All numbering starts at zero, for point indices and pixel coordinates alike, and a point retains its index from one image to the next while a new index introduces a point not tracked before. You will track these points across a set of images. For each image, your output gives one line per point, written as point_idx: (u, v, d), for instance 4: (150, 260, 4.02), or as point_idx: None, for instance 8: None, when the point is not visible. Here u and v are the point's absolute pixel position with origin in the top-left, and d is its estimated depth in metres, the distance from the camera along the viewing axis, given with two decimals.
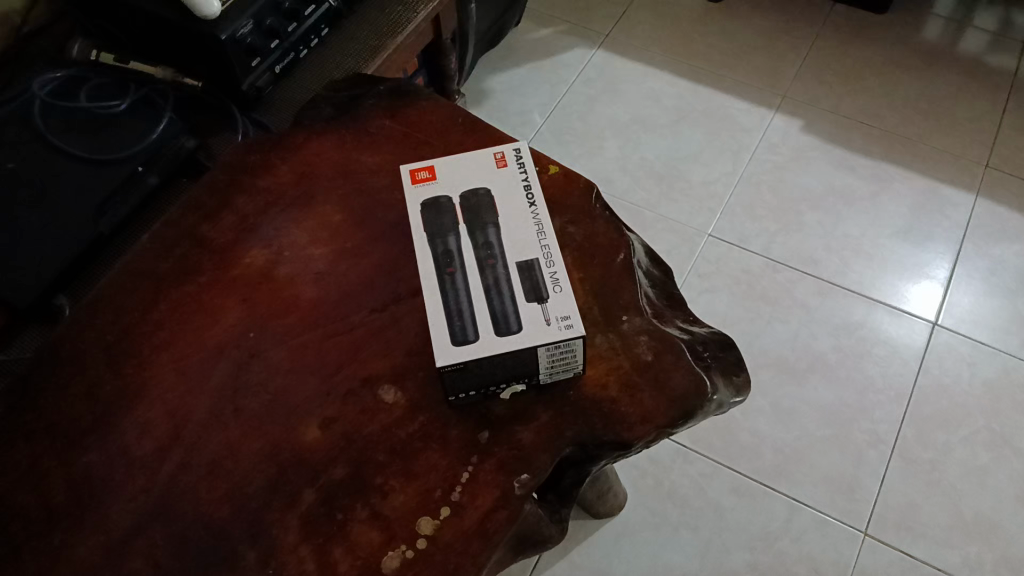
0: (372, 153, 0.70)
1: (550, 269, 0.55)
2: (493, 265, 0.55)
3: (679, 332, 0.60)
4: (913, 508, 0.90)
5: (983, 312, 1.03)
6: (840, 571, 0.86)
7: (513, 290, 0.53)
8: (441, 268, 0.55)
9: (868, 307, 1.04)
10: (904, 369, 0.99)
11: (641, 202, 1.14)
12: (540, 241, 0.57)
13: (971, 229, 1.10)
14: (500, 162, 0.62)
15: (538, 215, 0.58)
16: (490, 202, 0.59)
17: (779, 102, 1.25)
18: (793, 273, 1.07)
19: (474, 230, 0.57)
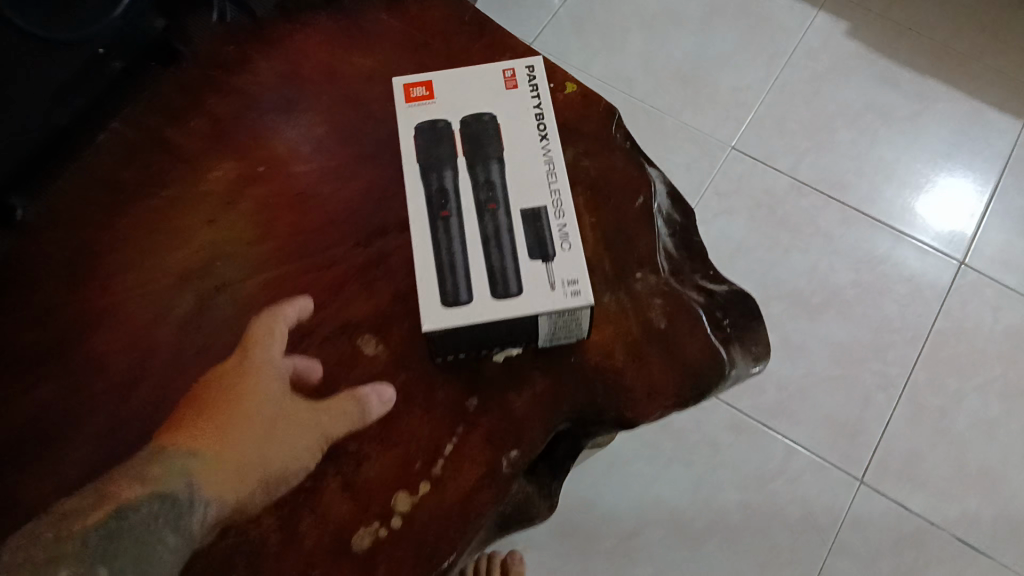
0: (364, 54, 0.61)
1: (560, 221, 0.48)
2: (494, 211, 0.48)
3: (694, 294, 0.53)
4: (916, 457, 0.86)
5: (1017, 252, 0.96)
6: (833, 517, 0.84)
7: (515, 245, 0.47)
8: (433, 211, 0.48)
9: (894, 240, 0.97)
10: (925, 309, 0.93)
11: (663, 106, 1.04)
12: (550, 184, 0.49)
13: (1013, 160, 1.02)
14: (509, 82, 0.52)
15: (549, 151, 0.50)
16: (494, 131, 0.50)
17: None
18: (818, 197, 0.99)
19: (474, 164, 0.49)
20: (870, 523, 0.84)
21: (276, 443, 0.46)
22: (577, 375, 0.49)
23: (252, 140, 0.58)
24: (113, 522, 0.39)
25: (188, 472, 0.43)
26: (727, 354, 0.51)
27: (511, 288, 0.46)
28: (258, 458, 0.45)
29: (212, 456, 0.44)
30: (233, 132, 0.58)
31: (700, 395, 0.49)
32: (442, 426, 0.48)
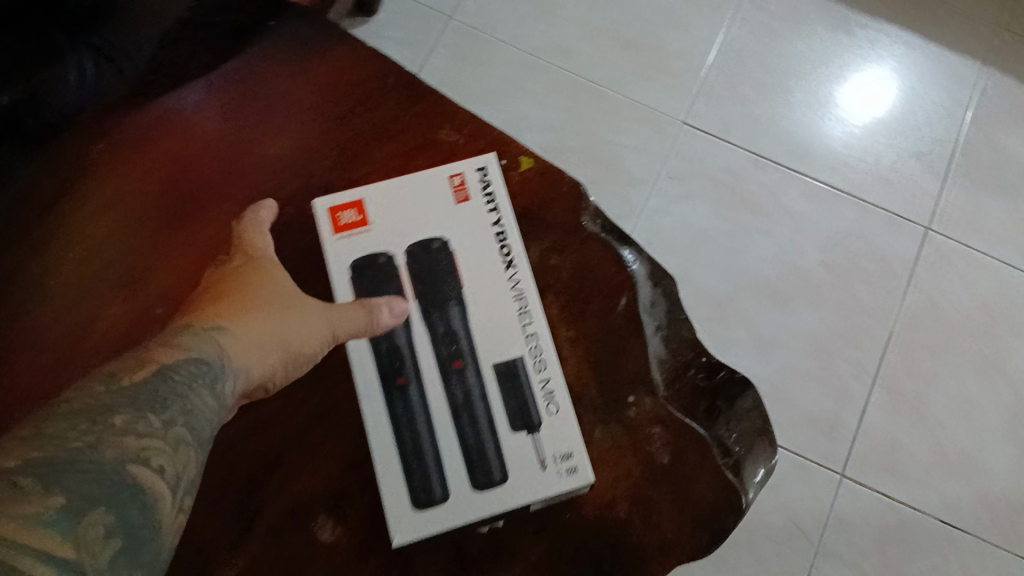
0: (271, 129, 0.49)
1: (541, 376, 0.45)
2: (462, 369, 0.45)
3: (695, 408, 0.47)
4: (895, 446, 0.83)
5: (985, 211, 0.91)
6: (817, 520, 0.81)
7: (491, 411, 0.44)
8: (389, 380, 0.45)
9: (859, 211, 0.91)
10: (894, 285, 0.88)
11: (606, 79, 0.94)
12: (524, 325, 0.46)
13: (979, 105, 0.94)
14: (460, 193, 0.48)
15: (516, 281, 0.46)
16: (449, 264, 0.46)
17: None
18: (778, 171, 0.92)
19: (433, 313, 0.45)
20: (854, 522, 0.81)
21: (292, 322, 0.43)
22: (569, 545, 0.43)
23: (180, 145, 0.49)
24: (159, 375, 0.36)
25: (215, 338, 0.39)
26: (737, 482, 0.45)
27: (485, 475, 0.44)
28: (277, 330, 0.42)
29: (237, 334, 0.40)
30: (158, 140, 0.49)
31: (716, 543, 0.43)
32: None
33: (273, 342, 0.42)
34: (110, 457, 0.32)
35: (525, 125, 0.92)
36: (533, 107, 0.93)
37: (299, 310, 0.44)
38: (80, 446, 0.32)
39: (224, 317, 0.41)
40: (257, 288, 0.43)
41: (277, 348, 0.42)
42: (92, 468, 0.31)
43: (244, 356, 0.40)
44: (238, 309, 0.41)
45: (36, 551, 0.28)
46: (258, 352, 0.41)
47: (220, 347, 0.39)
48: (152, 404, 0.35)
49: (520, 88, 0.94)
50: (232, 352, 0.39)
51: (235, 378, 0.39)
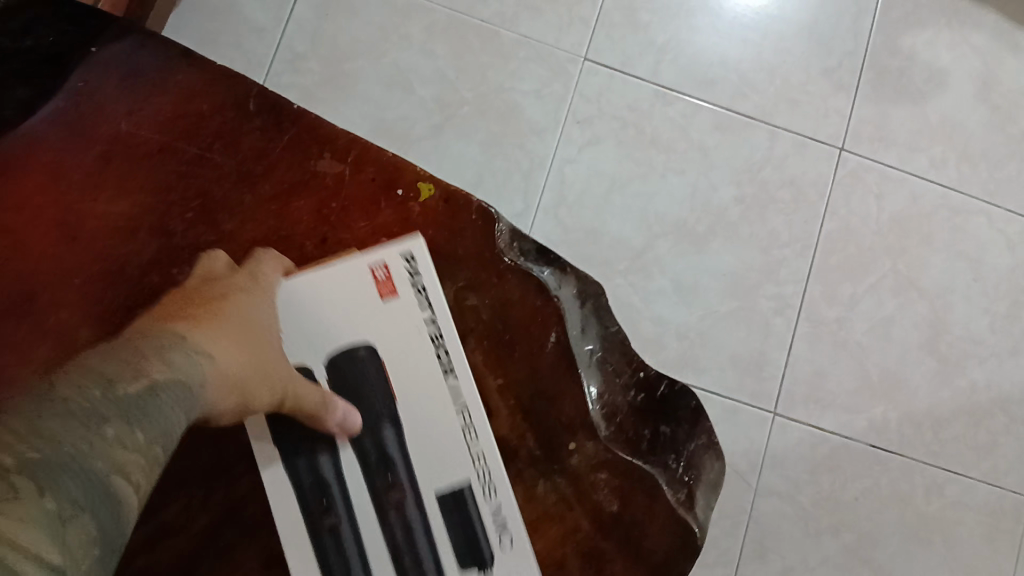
0: (129, 174, 0.44)
1: (492, 502, 0.42)
2: (401, 501, 0.42)
3: (638, 442, 0.44)
4: (821, 376, 0.83)
5: (893, 125, 0.88)
6: (752, 460, 0.81)
7: (435, 547, 0.42)
8: (316, 521, 0.42)
9: (771, 137, 0.87)
10: (810, 213, 0.86)
11: (495, 19, 0.86)
12: (469, 443, 0.43)
13: (884, 10, 0.90)
14: (385, 287, 0.44)
15: (457, 391, 0.44)
16: (380, 372, 0.44)
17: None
18: (685, 104, 0.86)
19: (367, 439, 0.43)
20: (787, 457, 0.82)
21: (276, 370, 0.39)
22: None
23: (50, 170, 0.44)
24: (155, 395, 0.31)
25: (200, 359, 0.35)
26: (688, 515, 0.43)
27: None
28: (262, 372, 0.38)
29: (224, 363, 0.36)
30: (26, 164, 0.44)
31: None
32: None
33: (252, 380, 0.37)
34: (99, 465, 0.29)
35: (412, 80, 0.84)
36: (418, 60, 0.85)
37: (281, 365, 0.40)
38: (74, 448, 0.28)
39: (211, 339, 0.36)
40: (244, 317, 0.39)
41: (255, 392, 0.37)
42: (83, 477, 0.28)
43: (224, 390, 0.36)
44: (224, 335, 0.37)
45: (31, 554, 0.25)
46: (237, 392, 0.36)
47: (206, 370, 0.34)
48: (141, 415, 0.31)
49: (401, 39, 0.85)
50: (215, 375, 0.35)
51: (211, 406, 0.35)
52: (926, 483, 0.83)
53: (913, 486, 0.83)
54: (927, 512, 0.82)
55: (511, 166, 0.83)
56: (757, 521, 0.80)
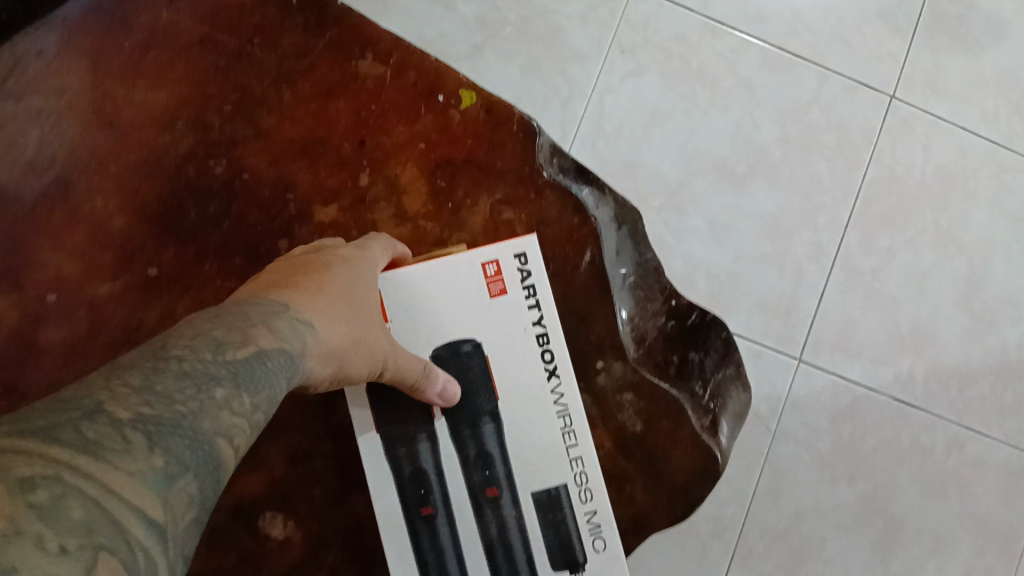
0: (174, 62, 0.56)
1: (585, 507, 0.52)
2: (497, 498, 0.52)
3: (666, 360, 0.58)
4: (851, 326, 0.82)
5: (949, 73, 0.85)
6: (772, 405, 0.81)
7: (527, 545, 0.52)
8: (416, 512, 0.52)
9: (820, 77, 0.84)
10: (854, 159, 0.83)
11: None
12: (568, 447, 0.53)
13: None
14: (495, 287, 0.54)
15: (558, 390, 0.53)
16: (485, 371, 0.53)
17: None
18: (734, 38, 0.83)
19: (471, 443, 0.52)
20: (808, 404, 0.81)
21: (371, 334, 0.42)
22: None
23: (94, 51, 0.56)
24: (258, 362, 0.32)
25: (307, 326, 0.37)
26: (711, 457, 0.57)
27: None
28: (360, 342, 0.40)
29: (331, 330, 0.38)
30: (79, 58, 0.55)
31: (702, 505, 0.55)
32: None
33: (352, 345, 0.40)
34: (207, 426, 0.29)
35: None
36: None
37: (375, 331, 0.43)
38: (187, 409, 0.29)
39: (317, 308, 0.38)
40: (338, 285, 0.42)
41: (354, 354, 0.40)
42: (196, 434, 0.29)
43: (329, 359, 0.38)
44: (328, 305, 0.39)
45: (139, 510, 0.26)
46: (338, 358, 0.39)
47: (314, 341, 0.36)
48: (248, 381, 0.32)
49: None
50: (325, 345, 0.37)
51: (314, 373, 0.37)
52: (946, 440, 0.82)
53: (934, 441, 0.82)
54: (945, 468, 0.82)
55: (550, 92, 0.81)
56: (771, 463, 0.81)
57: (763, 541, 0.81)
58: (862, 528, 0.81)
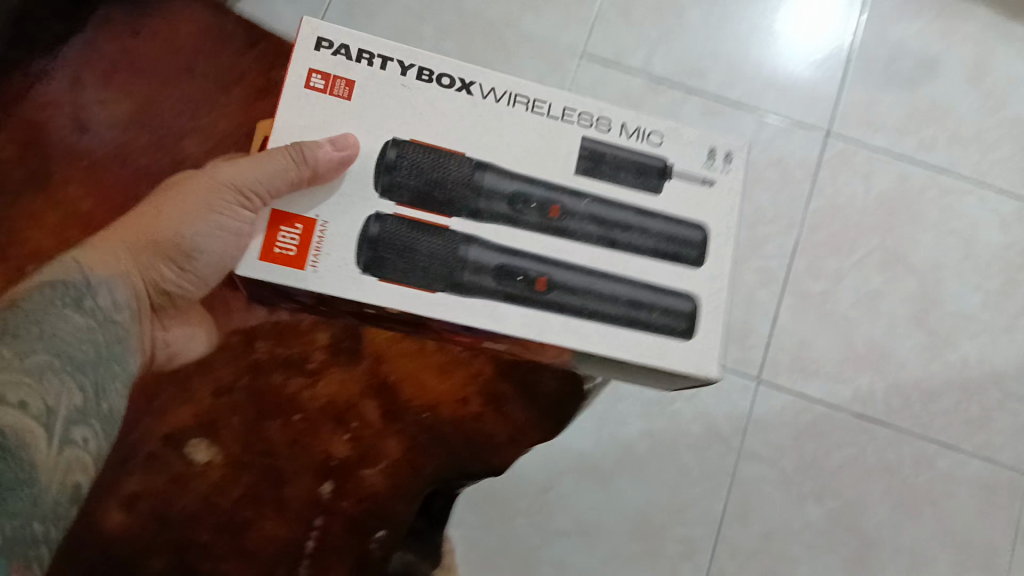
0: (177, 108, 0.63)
1: (614, 128, 0.57)
2: (562, 208, 0.54)
3: (607, 130, 0.57)
4: (806, 346, 0.86)
5: (881, 110, 0.92)
6: (736, 426, 0.84)
7: (628, 211, 0.55)
8: (533, 286, 0.53)
9: (759, 120, 0.92)
10: (798, 190, 0.90)
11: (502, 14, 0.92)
12: (565, 113, 0.56)
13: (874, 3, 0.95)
14: (340, 92, 0.53)
15: (530, 100, 0.55)
16: (424, 150, 0.53)
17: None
18: (677, 91, 0.92)
19: (477, 192, 0.53)
20: (771, 422, 0.84)
21: (177, 205, 0.55)
22: (700, 282, 0.56)
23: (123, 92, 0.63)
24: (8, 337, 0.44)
25: (79, 265, 0.51)
26: (695, 180, 0.57)
27: (678, 293, 0.55)
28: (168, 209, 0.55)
29: (118, 242, 0.54)
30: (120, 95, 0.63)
31: (705, 230, 0.56)
32: (704, 365, 0.55)
33: (149, 260, 0.54)
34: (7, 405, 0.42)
35: None
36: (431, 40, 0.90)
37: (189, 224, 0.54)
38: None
39: (105, 244, 0.54)
40: (166, 203, 0.56)
41: (150, 239, 0.54)
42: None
43: (106, 271, 0.52)
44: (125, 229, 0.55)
45: None
46: (136, 262, 0.54)
47: (85, 264, 0.52)
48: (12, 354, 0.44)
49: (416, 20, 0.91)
50: (90, 270, 0.52)
51: (116, 290, 0.52)
52: (913, 455, 0.84)
53: (902, 456, 0.84)
54: (916, 482, 0.83)
55: None
56: (739, 483, 0.83)
57: (735, 562, 0.81)
58: (835, 546, 0.82)
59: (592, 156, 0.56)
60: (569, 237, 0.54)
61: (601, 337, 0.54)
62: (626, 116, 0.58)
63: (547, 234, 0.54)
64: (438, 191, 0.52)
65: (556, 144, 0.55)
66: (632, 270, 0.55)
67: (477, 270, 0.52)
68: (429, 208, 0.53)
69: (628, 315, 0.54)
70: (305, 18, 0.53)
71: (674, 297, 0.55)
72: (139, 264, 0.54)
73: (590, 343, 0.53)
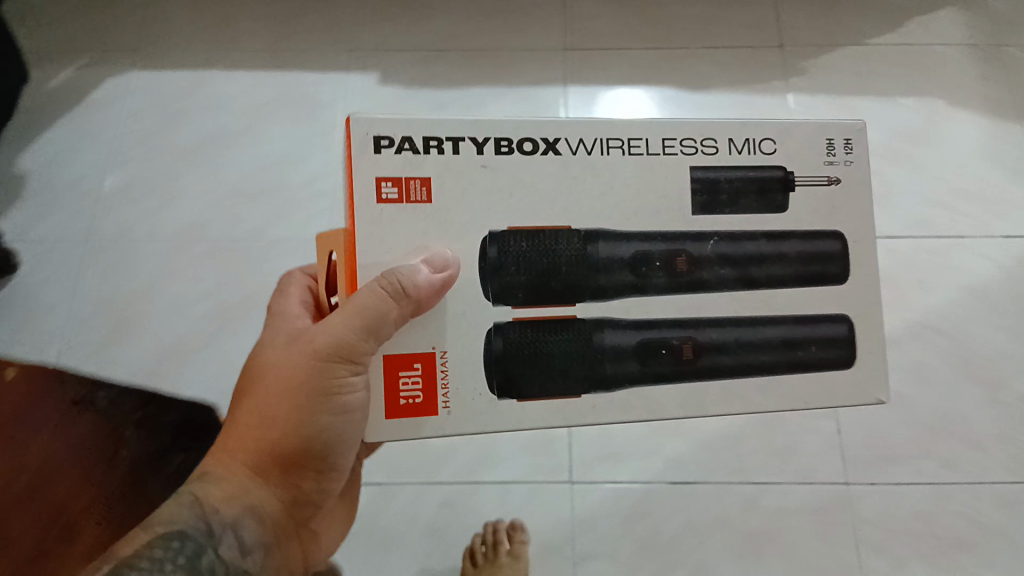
0: None
1: (770, 147, 0.56)
2: (776, 245, 0.58)
3: (714, 153, 0.55)
4: (608, 433, 0.87)
5: None
6: (566, 534, 0.84)
7: (788, 243, 0.57)
8: (693, 352, 0.57)
9: None
10: None
11: (248, 232, 1.01)
12: (771, 138, 0.57)
13: (575, 107, 1.06)
14: (419, 195, 0.52)
15: (682, 142, 0.55)
16: (526, 237, 0.53)
17: (351, 45, 1.11)
18: None
19: (596, 269, 0.56)
20: (596, 519, 0.84)
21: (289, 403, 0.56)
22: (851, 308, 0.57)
23: None
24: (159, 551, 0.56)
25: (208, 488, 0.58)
26: (822, 178, 0.57)
27: (832, 318, 0.57)
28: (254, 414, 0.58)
29: (234, 469, 0.58)
30: None
31: (846, 237, 0.57)
32: (873, 394, 0.57)
33: (284, 476, 0.59)
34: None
35: (187, 308, 0.98)
36: (185, 268, 1.00)
37: (294, 429, 0.57)
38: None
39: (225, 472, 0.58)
40: (265, 407, 0.57)
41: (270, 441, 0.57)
42: None
43: (234, 505, 0.58)
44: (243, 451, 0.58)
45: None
46: (270, 482, 0.58)
47: (206, 504, 0.58)
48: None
49: (167, 258, 1.01)
50: (213, 511, 0.57)
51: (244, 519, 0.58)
52: (740, 501, 0.85)
53: (727, 509, 0.85)
54: (749, 528, 0.85)
55: None
56: None
57: None
58: None
59: (708, 188, 0.55)
60: (705, 288, 0.58)
61: (766, 393, 0.56)
62: (732, 129, 0.55)
63: (680, 292, 0.57)
64: (554, 278, 0.56)
65: (664, 189, 0.55)
66: (781, 305, 0.58)
67: (618, 357, 0.56)
68: (551, 300, 0.56)
69: (786, 358, 0.58)
70: (356, 117, 0.51)
71: (832, 324, 0.57)
72: (277, 484, 0.59)
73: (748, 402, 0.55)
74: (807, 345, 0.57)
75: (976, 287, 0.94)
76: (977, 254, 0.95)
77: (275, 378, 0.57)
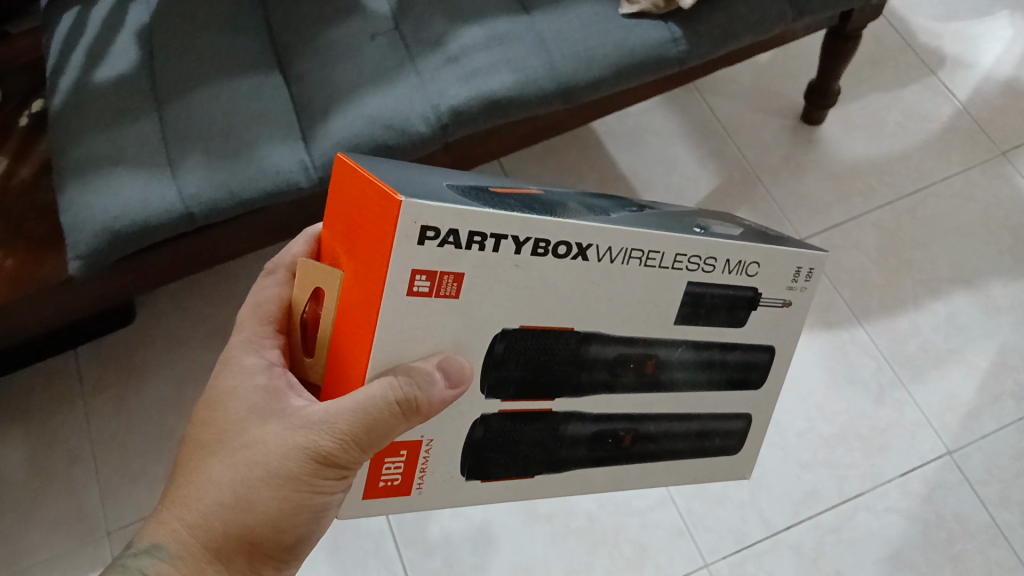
0: None
1: (754, 266, 0.51)
2: (721, 354, 0.54)
3: (711, 270, 0.49)
4: None
5: None
6: None
7: (734, 351, 0.55)
8: (625, 441, 0.54)
9: None
10: None
11: None
12: (755, 259, 0.51)
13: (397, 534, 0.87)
14: (453, 291, 0.41)
15: (689, 255, 0.47)
16: (532, 335, 0.45)
17: (106, 526, 0.92)
18: None
19: (581, 368, 0.48)
20: None
21: (263, 487, 0.44)
22: None
23: None
24: None
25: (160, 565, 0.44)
26: (778, 300, 0.54)
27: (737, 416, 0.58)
28: (222, 484, 0.44)
29: (189, 546, 0.44)
30: None
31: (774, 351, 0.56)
32: None
33: (251, 562, 0.45)
34: None
35: None
36: None
37: (270, 520, 0.44)
38: None
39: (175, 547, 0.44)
40: (232, 483, 0.44)
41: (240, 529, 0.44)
42: None
43: None
44: (203, 525, 0.44)
45: None
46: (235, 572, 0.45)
47: None
48: None
49: None
50: None
51: None
52: None
53: None
54: None
55: None
56: None
57: None
58: None
59: (692, 301, 0.49)
60: (659, 388, 0.54)
61: (668, 469, 0.57)
62: (730, 251, 0.49)
63: (639, 389, 0.53)
64: (543, 373, 0.48)
65: (661, 296, 0.47)
66: (709, 402, 0.56)
67: (574, 442, 0.51)
68: (535, 393, 0.48)
69: (694, 446, 0.56)
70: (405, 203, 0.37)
71: (734, 420, 0.58)
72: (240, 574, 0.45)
73: (652, 474, 0.56)
74: (713, 437, 0.57)
75: (895, 554, 0.88)
76: (883, 511, 0.90)
77: (252, 455, 0.44)
